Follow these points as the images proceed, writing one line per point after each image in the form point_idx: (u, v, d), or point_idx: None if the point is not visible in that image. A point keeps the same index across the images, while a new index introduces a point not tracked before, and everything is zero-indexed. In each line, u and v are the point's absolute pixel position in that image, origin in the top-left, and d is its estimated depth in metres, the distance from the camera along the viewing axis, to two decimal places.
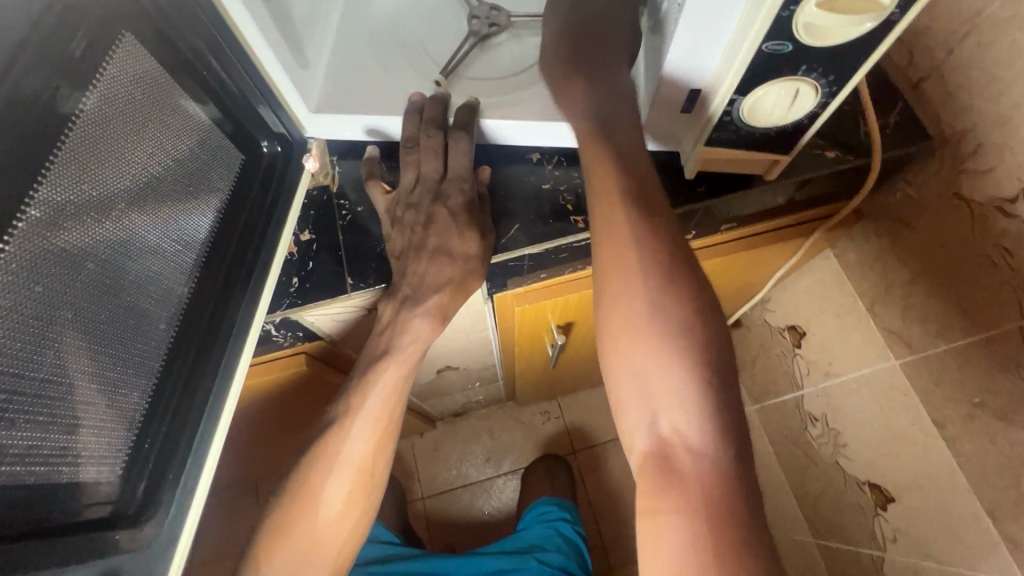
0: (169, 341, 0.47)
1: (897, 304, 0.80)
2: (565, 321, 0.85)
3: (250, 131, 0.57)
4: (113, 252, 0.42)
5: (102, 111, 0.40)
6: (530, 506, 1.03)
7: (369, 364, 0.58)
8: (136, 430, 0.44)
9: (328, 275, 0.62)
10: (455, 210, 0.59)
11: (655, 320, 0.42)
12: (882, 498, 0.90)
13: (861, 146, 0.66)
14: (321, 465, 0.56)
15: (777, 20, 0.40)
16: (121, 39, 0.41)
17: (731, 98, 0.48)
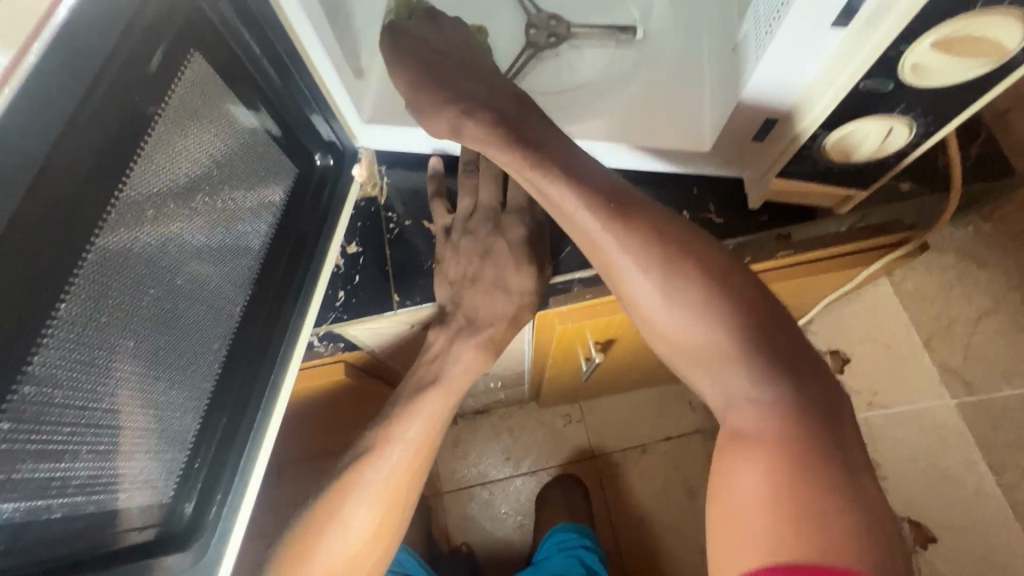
0: (221, 358, 0.47)
1: (960, 341, 0.78)
2: (604, 338, 0.83)
3: (304, 141, 0.55)
4: (174, 273, 0.41)
5: (170, 133, 0.39)
6: (551, 534, 1.11)
7: (416, 391, 0.59)
8: (188, 450, 0.44)
9: (374, 291, 0.61)
10: (513, 242, 0.58)
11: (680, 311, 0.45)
12: (922, 536, 0.82)
13: (938, 180, 0.62)
14: (352, 491, 0.55)
15: (884, 58, 0.37)
16: (190, 59, 0.40)
17: (813, 133, 0.45)
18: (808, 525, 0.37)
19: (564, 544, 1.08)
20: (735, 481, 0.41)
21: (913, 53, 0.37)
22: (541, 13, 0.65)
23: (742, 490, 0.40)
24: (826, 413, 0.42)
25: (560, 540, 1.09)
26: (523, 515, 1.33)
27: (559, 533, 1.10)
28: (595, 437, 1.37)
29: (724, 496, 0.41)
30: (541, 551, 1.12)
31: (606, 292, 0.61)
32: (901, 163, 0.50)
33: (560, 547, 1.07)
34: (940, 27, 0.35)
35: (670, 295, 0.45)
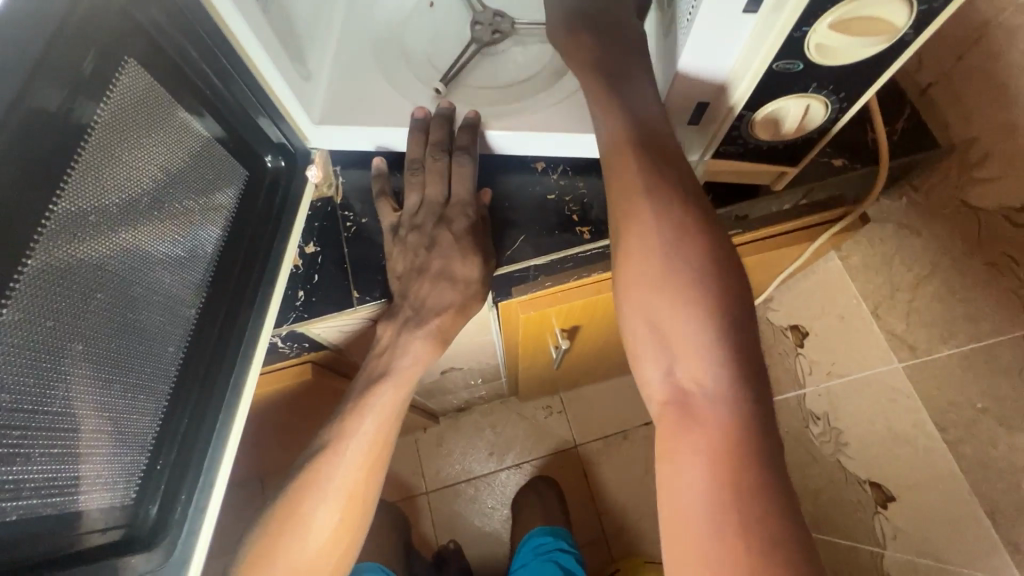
0: (178, 361, 0.47)
1: (904, 307, 0.81)
2: (569, 325, 0.85)
3: (253, 145, 0.56)
4: (124, 276, 0.42)
5: (109, 138, 0.40)
6: (528, 541, 1.13)
7: (366, 386, 0.60)
8: (149, 452, 0.45)
9: (334, 289, 0.62)
10: (459, 234, 0.60)
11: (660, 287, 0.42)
12: (881, 496, 0.88)
13: (868, 154, 0.66)
14: (311, 490, 0.57)
15: (788, 40, 0.40)
16: (124, 65, 0.41)
17: (740, 113, 0.48)
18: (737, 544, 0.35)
19: (540, 548, 1.10)
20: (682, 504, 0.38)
21: (814, 34, 0.39)
22: (486, 10, 0.67)
23: (691, 490, 0.38)
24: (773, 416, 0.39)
25: (536, 546, 1.11)
26: (511, 508, 1.35)
27: (535, 538, 1.13)
28: (575, 426, 1.40)
29: (667, 481, 0.39)
30: (520, 558, 1.13)
31: (565, 279, 0.64)
32: (825, 138, 0.52)
33: (536, 552, 1.10)
34: (837, 8, 0.37)
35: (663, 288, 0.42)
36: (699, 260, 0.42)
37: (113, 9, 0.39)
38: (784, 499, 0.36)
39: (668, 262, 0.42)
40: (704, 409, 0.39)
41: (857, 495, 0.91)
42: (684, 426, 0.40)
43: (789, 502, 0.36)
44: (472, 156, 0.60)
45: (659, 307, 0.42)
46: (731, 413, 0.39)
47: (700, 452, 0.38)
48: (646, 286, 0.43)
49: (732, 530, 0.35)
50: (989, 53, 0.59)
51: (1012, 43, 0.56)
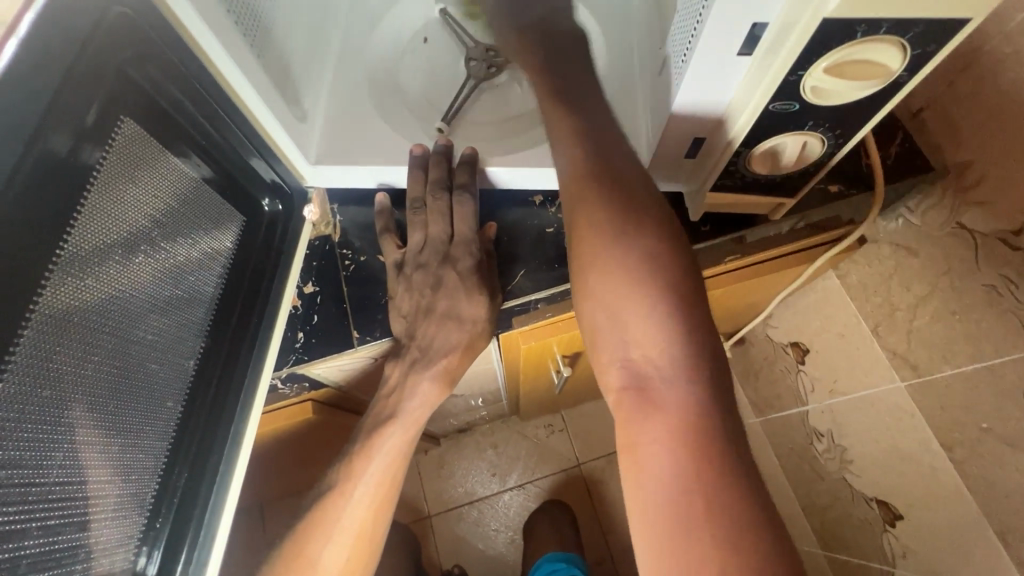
0: (179, 416, 0.47)
1: (902, 327, 0.80)
2: (571, 351, 0.84)
3: (250, 190, 0.56)
4: (124, 333, 0.41)
5: (107, 196, 0.40)
6: (539, 568, 1.11)
7: (374, 427, 0.59)
8: (149, 512, 0.44)
9: (334, 329, 0.61)
10: (462, 271, 0.59)
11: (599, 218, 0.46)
12: (890, 515, 0.90)
13: (862, 178, 0.66)
14: (319, 532, 0.55)
15: (784, 83, 0.40)
16: (121, 124, 0.41)
17: (736, 150, 0.48)
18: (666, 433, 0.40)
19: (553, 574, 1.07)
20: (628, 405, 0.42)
21: (810, 78, 0.39)
22: (478, 45, 0.68)
23: (656, 484, 0.38)
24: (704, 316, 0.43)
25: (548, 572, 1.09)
26: (514, 531, 1.33)
27: (547, 564, 1.10)
28: (578, 446, 1.38)
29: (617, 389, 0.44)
30: None
31: (566, 310, 0.63)
32: (822, 171, 0.53)
33: None
34: (833, 51, 0.37)
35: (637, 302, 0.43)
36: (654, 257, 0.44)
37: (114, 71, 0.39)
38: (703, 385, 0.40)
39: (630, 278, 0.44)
40: (667, 399, 0.40)
41: (868, 513, 0.95)
42: (646, 412, 0.41)
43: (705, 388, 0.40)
44: (472, 194, 0.60)
45: (614, 300, 0.44)
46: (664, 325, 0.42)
47: (664, 444, 0.39)
48: (609, 308, 0.44)
49: (704, 523, 0.35)
50: (978, 80, 0.59)
51: (1001, 71, 0.56)
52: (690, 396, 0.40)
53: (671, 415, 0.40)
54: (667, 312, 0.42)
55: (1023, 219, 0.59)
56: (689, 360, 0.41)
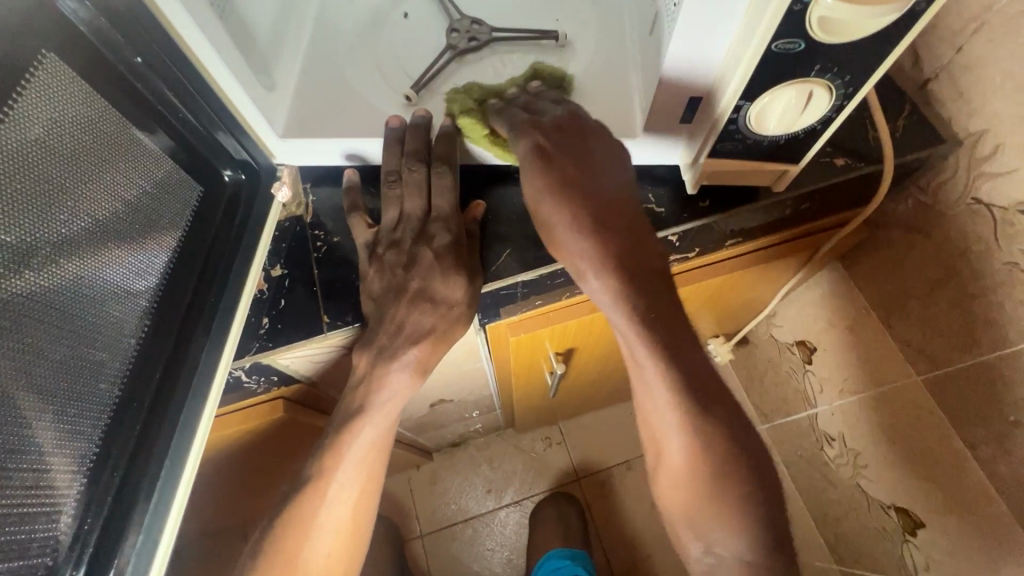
0: (110, 400, 0.42)
1: (917, 316, 0.75)
2: (564, 347, 0.79)
3: (210, 160, 0.51)
4: (35, 313, 0.36)
5: (13, 151, 0.34)
6: (544, 562, 1.09)
7: (342, 422, 0.53)
8: (75, 508, 0.39)
9: (303, 315, 0.57)
10: (441, 250, 0.55)
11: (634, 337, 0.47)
12: (910, 523, 0.84)
13: (870, 152, 0.62)
14: (297, 531, 0.51)
15: (788, 15, 0.36)
16: (40, 61, 0.35)
17: (737, 104, 0.44)
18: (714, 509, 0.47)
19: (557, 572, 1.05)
20: (694, 496, 0.48)
21: (817, 7, 0.36)
22: (464, 18, 0.64)
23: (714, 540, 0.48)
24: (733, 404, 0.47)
25: (554, 569, 1.06)
26: (512, 550, 1.25)
27: (553, 560, 1.08)
28: (578, 458, 1.32)
29: (684, 487, 0.48)
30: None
31: (554, 297, 0.62)
32: (827, 133, 0.49)
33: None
34: None
35: (701, 423, 0.46)
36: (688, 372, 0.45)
37: (49, 17, 0.35)
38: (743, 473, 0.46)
39: (679, 399, 0.45)
40: (712, 486, 0.46)
41: (887, 522, 0.88)
42: (704, 496, 0.47)
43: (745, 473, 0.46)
44: (452, 168, 0.56)
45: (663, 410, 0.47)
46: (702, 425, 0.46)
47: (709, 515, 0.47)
48: (660, 409, 0.48)
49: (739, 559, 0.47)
50: (991, 42, 0.56)
51: (1016, 29, 0.53)
52: (732, 485, 0.46)
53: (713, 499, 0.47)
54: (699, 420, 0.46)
55: None
56: (729, 449, 0.46)
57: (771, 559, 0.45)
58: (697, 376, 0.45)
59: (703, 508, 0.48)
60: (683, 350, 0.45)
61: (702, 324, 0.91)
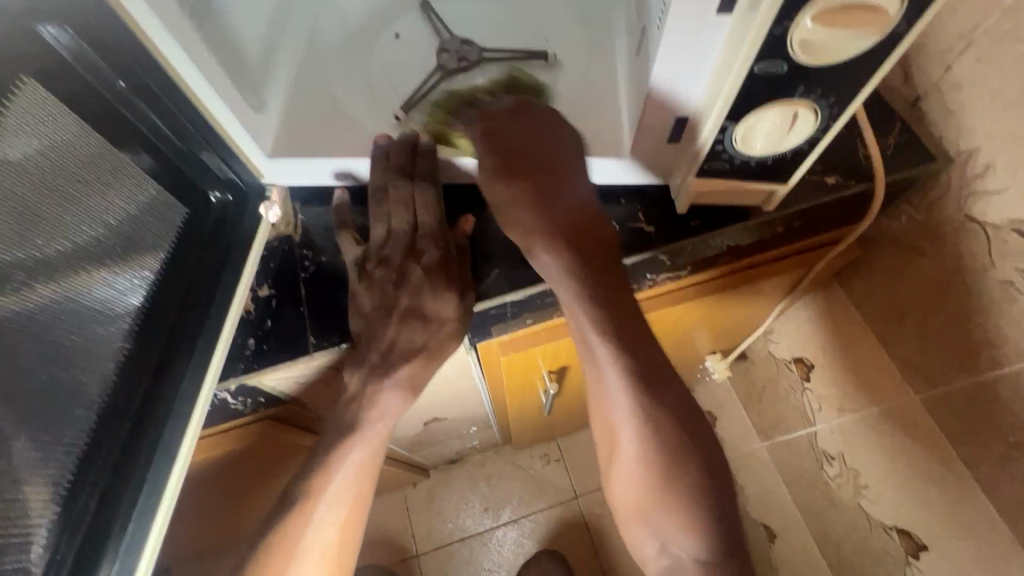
0: (90, 423, 0.41)
1: (912, 332, 0.74)
2: (557, 365, 0.78)
3: (196, 181, 0.51)
4: (11, 337, 0.36)
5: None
6: None
7: (329, 444, 0.53)
8: (51, 535, 0.38)
9: (290, 335, 0.56)
10: (430, 267, 0.55)
11: (578, 325, 0.48)
12: (912, 545, 0.83)
13: (861, 170, 0.61)
14: (281, 553, 0.49)
15: (769, 38, 0.37)
16: (20, 84, 0.35)
17: (721, 125, 0.44)
18: (664, 499, 0.46)
19: None
20: (646, 488, 0.47)
21: (798, 31, 0.36)
22: (455, 38, 0.65)
23: (663, 532, 0.47)
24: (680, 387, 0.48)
25: None
26: (510, 571, 1.23)
27: None
28: (576, 476, 1.30)
29: (634, 476, 0.48)
30: None
31: (548, 315, 0.62)
32: (814, 153, 0.48)
33: None
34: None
35: (647, 408, 0.46)
36: (636, 356, 0.46)
37: (36, 46, 0.35)
38: (694, 458, 0.46)
39: (626, 381, 0.46)
40: (661, 472, 0.46)
41: (889, 544, 0.87)
42: (655, 485, 0.46)
43: (696, 456, 0.46)
44: (435, 185, 0.56)
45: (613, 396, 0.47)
46: (649, 410, 0.46)
47: (658, 506, 0.46)
48: (608, 398, 0.48)
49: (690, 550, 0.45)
50: (977, 61, 0.56)
51: (1002, 50, 0.53)
52: (675, 471, 0.46)
53: (661, 486, 0.46)
54: (646, 404, 0.46)
55: None
56: (670, 432, 0.46)
57: (720, 547, 0.44)
58: (642, 357, 0.47)
59: (652, 499, 0.47)
60: (626, 331, 0.47)
61: (698, 341, 0.91)
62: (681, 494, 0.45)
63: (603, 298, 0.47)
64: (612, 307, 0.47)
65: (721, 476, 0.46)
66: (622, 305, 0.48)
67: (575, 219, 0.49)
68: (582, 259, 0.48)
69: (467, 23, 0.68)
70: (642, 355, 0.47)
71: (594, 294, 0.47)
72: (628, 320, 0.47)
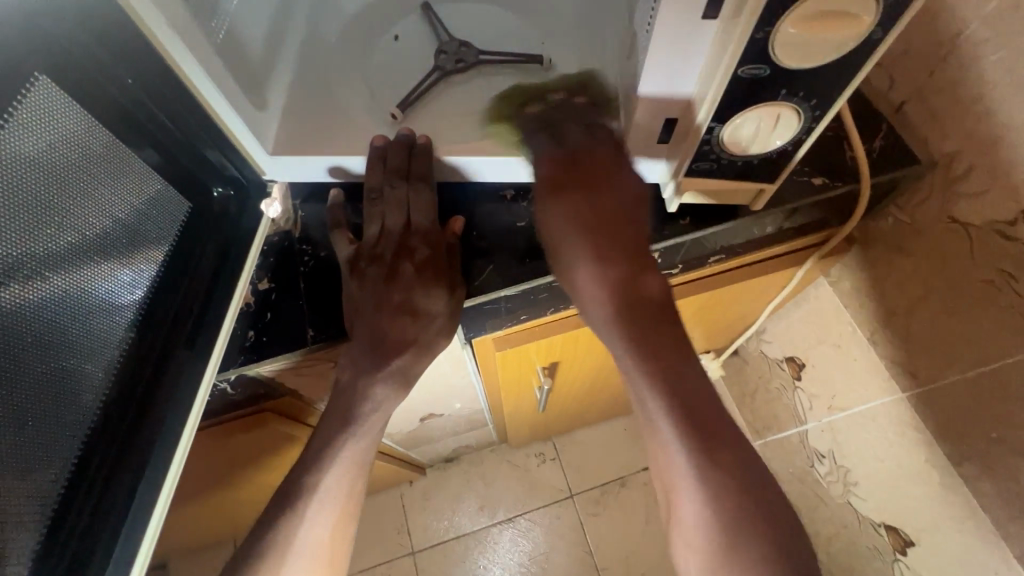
0: (95, 409, 0.43)
1: (899, 331, 0.76)
2: (550, 362, 0.80)
3: (199, 176, 0.52)
4: (22, 327, 0.37)
5: (4, 172, 0.36)
6: None
7: (327, 434, 0.54)
8: (52, 515, 0.40)
9: (289, 327, 0.58)
10: (421, 263, 0.57)
11: (632, 376, 0.49)
12: (900, 541, 0.85)
13: (847, 170, 0.63)
14: (275, 555, 0.49)
15: (752, 41, 0.38)
16: (33, 81, 0.36)
17: (708, 126, 0.46)
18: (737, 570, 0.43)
19: None
20: (714, 558, 0.44)
21: (779, 34, 0.37)
22: (452, 40, 0.66)
23: None
24: (739, 439, 0.47)
25: None
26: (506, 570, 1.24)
27: None
28: (571, 475, 1.31)
29: (697, 540, 0.46)
30: None
31: (538, 313, 0.63)
32: (799, 153, 0.50)
33: None
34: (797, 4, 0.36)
35: (710, 464, 0.45)
36: (689, 406, 0.46)
37: (48, 43, 0.36)
38: (761, 522, 0.44)
39: (682, 432, 0.45)
40: (726, 537, 0.44)
41: (876, 540, 0.90)
42: (723, 554, 0.44)
43: (763, 521, 0.44)
44: (429, 185, 0.58)
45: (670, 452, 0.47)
46: (708, 466, 0.45)
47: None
48: (667, 454, 0.47)
49: None
50: (960, 66, 0.57)
51: (984, 56, 0.54)
52: (742, 537, 0.43)
53: (728, 555, 0.44)
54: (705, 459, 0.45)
55: (1018, 208, 0.56)
56: (730, 492, 0.44)
57: None
58: (693, 408, 0.46)
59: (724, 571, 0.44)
60: (682, 376, 0.47)
61: (689, 340, 0.92)
62: (756, 565, 0.43)
63: (656, 346, 0.48)
64: (659, 353, 0.48)
65: (796, 543, 0.44)
66: (673, 352, 0.48)
67: (615, 224, 0.53)
68: (627, 274, 0.51)
69: (464, 25, 0.70)
70: (693, 405, 0.46)
71: (625, 288, 0.51)
72: (679, 370, 0.47)
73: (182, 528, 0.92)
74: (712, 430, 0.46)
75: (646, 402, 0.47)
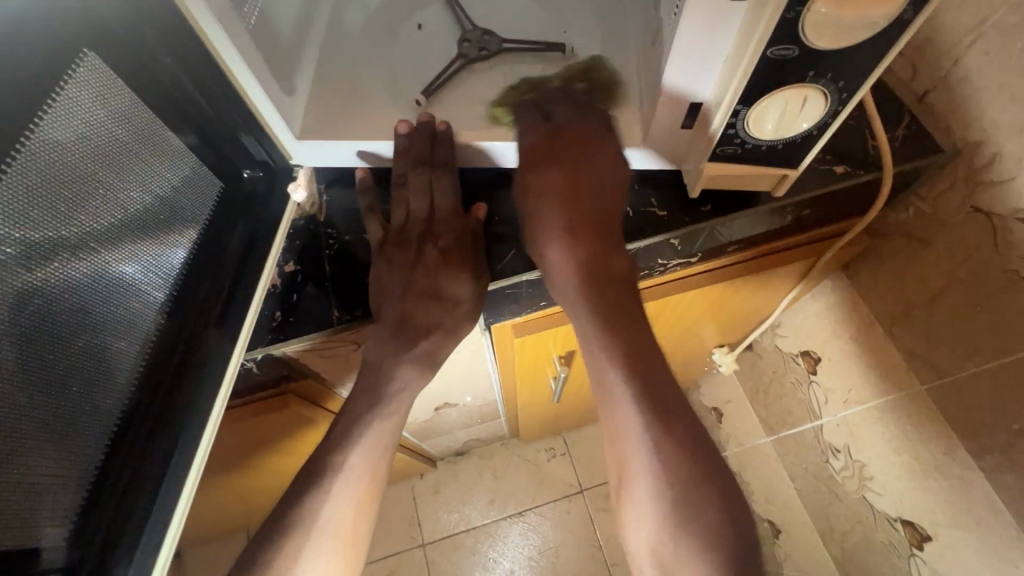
0: (132, 382, 0.44)
1: (917, 324, 0.75)
2: (566, 351, 0.80)
3: (230, 158, 0.53)
4: (64, 298, 0.38)
5: (52, 147, 0.37)
6: None
7: (352, 413, 0.55)
8: (90, 481, 0.41)
9: (314, 308, 0.59)
10: (446, 247, 0.58)
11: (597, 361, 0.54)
12: (917, 537, 0.85)
13: (870, 159, 0.63)
14: (301, 529, 0.50)
15: (782, 22, 0.39)
16: (82, 59, 0.38)
17: (734, 109, 0.46)
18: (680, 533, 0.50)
19: None
20: (662, 524, 0.51)
21: (811, 13, 0.38)
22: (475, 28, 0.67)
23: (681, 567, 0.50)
24: (693, 420, 0.53)
25: None
26: (516, 563, 1.24)
27: None
28: (582, 469, 1.32)
29: (648, 509, 0.52)
30: None
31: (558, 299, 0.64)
32: (823, 139, 0.50)
33: None
34: None
35: (663, 441, 0.51)
36: (649, 390, 0.52)
37: (97, 22, 0.38)
38: (704, 492, 0.50)
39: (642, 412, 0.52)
40: (672, 506, 0.51)
41: (892, 535, 0.90)
42: (670, 520, 0.51)
43: (707, 492, 0.51)
44: (452, 172, 0.59)
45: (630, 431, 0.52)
46: (663, 442, 0.51)
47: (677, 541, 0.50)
48: (625, 432, 0.53)
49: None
50: (985, 54, 0.57)
51: (1010, 43, 0.54)
52: (684, 506, 0.50)
53: (674, 521, 0.50)
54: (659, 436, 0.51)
55: None
56: (679, 464, 0.51)
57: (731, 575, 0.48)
58: (653, 389, 0.52)
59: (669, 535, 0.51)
60: (644, 360, 0.53)
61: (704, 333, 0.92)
62: (697, 529, 0.50)
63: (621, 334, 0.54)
64: (623, 337, 0.54)
65: (733, 511, 0.51)
66: (637, 338, 0.54)
67: (598, 209, 0.58)
68: (599, 256, 0.56)
69: (486, 14, 0.70)
70: (652, 387, 0.52)
71: (593, 268, 0.56)
72: (642, 356, 0.53)
73: (200, 513, 0.94)
74: (668, 411, 0.52)
75: (611, 385, 0.53)
